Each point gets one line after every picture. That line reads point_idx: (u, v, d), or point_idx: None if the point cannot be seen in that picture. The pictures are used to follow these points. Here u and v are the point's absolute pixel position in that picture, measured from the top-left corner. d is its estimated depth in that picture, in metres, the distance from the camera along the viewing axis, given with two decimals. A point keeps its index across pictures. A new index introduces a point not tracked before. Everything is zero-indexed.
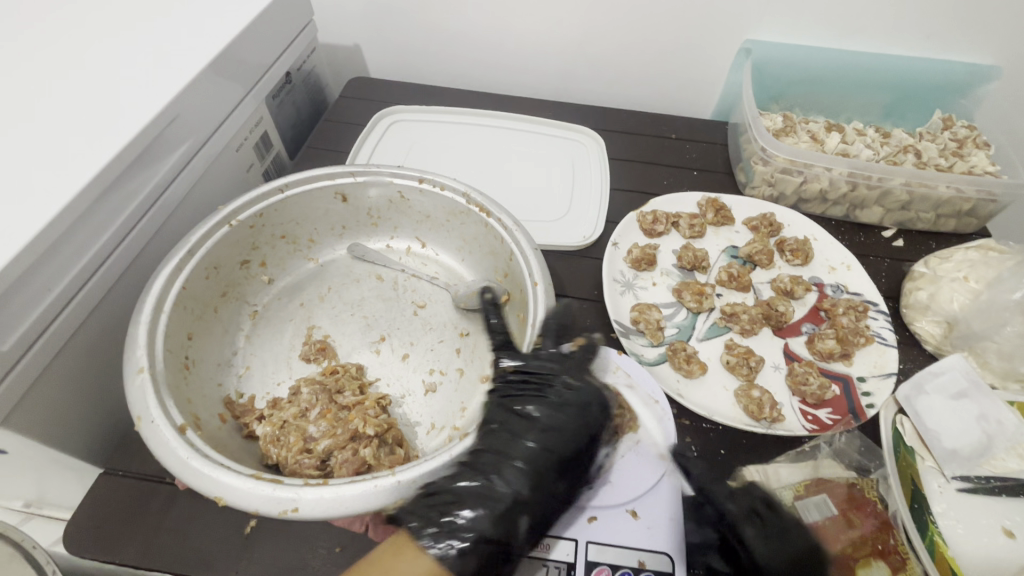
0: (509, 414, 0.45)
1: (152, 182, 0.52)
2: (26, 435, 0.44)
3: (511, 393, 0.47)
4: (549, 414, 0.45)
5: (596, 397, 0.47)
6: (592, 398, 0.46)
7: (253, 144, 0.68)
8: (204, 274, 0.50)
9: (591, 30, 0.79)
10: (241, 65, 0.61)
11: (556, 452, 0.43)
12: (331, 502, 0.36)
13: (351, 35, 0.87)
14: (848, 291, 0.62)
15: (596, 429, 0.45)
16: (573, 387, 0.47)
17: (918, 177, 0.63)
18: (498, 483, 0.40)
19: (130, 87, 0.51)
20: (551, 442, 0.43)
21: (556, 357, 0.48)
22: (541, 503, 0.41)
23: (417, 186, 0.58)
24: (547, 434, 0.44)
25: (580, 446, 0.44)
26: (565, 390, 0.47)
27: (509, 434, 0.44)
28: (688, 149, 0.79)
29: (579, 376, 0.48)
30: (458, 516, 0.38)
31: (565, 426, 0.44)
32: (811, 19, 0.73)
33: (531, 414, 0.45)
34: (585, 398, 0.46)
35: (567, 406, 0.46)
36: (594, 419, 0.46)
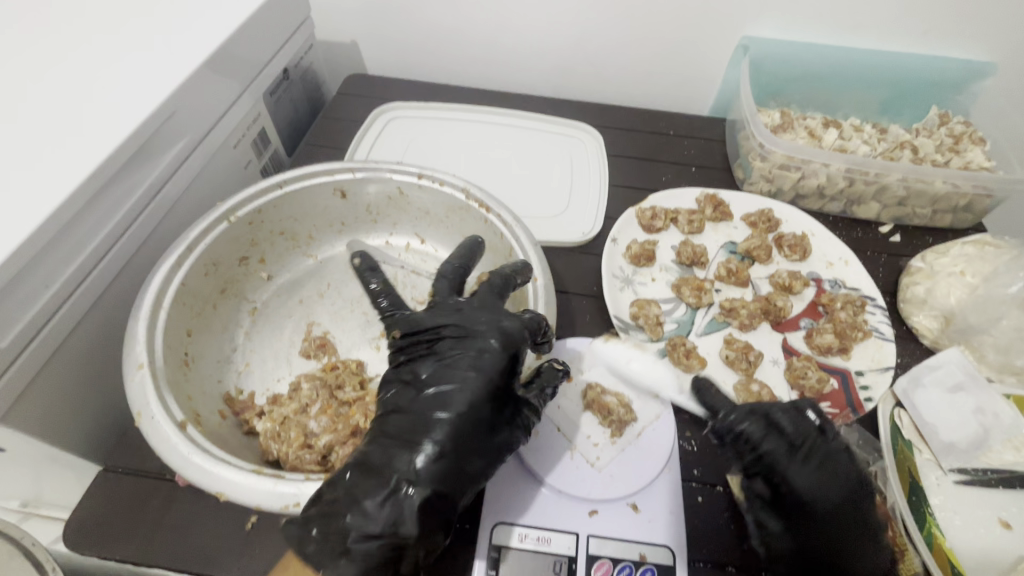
0: (405, 381, 0.42)
1: (150, 179, 0.51)
2: (24, 432, 0.44)
3: (417, 351, 0.43)
4: (451, 365, 0.40)
5: (495, 349, 0.41)
6: (477, 342, 0.41)
7: (251, 141, 0.68)
8: (203, 271, 0.50)
9: (590, 27, 0.79)
10: (239, 61, 0.61)
11: (450, 419, 0.38)
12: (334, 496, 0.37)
13: (349, 32, 0.86)
14: (845, 286, 0.62)
15: (491, 372, 0.40)
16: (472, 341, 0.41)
17: (915, 173, 0.64)
18: (406, 444, 0.38)
19: (127, 83, 0.51)
20: (462, 392, 0.39)
21: (449, 311, 0.44)
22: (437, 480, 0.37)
23: (416, 182, 0.58)
24: (441, 400, 0.39)
25: (477, 409, 0.39)
26: (470, 334, 0.42)
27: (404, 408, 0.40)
28: (686, 145, 0.79)
29: (476, 321, 0.42)
30: (383, 478, 0.37)
31: (450, 380, 0.40)
32: (808, 16, 0.74)
33: (420, 375, 0.41)
34: (484, 352, 0.41)
35: (462, 364, 0.40)
36: (489, 364, 0.40)
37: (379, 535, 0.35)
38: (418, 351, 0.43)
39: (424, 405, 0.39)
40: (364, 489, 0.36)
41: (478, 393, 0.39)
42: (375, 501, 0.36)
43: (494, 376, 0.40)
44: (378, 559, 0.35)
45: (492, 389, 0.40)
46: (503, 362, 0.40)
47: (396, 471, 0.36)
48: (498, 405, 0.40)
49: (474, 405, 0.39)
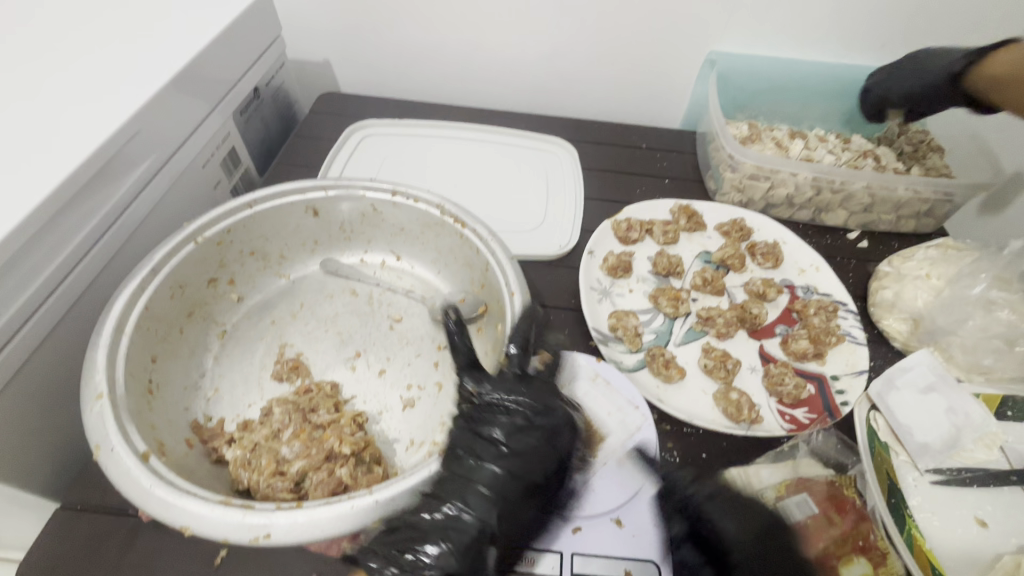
0: (476, 434, 0.41)
1: (112, 199, 0.50)
2: None
3: (493, 416, 0.42)
4: (542, 431, 0.42)
5: (565, 419, 0.43)
6: (559, 422, 0.42)
7: (220, 160, 0.66)
8: (169, 293, 0.48)
9: (561, 45, 0.80)
10: (206, 80, 0.60)
11: (524, 480, 0.40)
12: (306, 526, 0.34)
13: (321, 51, 0.86)
14: (818, 291, 0.63)
15: (564, 445, 0.42)
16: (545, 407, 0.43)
17: (879, 181, 0.65)
18: (495, 506, 0.38)
19: (89, 103, 0.50)
20: (553, 459, 0.41)
21: (521, 378, 0.44)
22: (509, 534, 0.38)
23: (390, 199, 0.57)
24: (517, 460, 0.40)
25: (548, 472, 0.41)
26: (538, 398, 0.43)
27: (474, 459, 0.40)
28: (659, 158, 0.80)
29: (549, 393, 0.44)
30: (480, 535, 0.37)
31: (530, 446, 0.41)
32: (771, 33, 0.76)
33: (497, 433, 0.41)
34: (557, 420, 0.42)
35: (537, 427, 0.42)
36: (563, 437, 0.43)
37: None
38: (495, 420, 0.41)
39: (517, 466, 0.40)
40: (469, 548, 0.36)
41: (562, 462, 0.42)
42: (483, 555, 0.37)
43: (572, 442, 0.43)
44: None
45: (557, 454, 0.42)
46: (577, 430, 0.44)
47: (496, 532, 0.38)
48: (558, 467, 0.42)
49: (550, 472, 0.41)
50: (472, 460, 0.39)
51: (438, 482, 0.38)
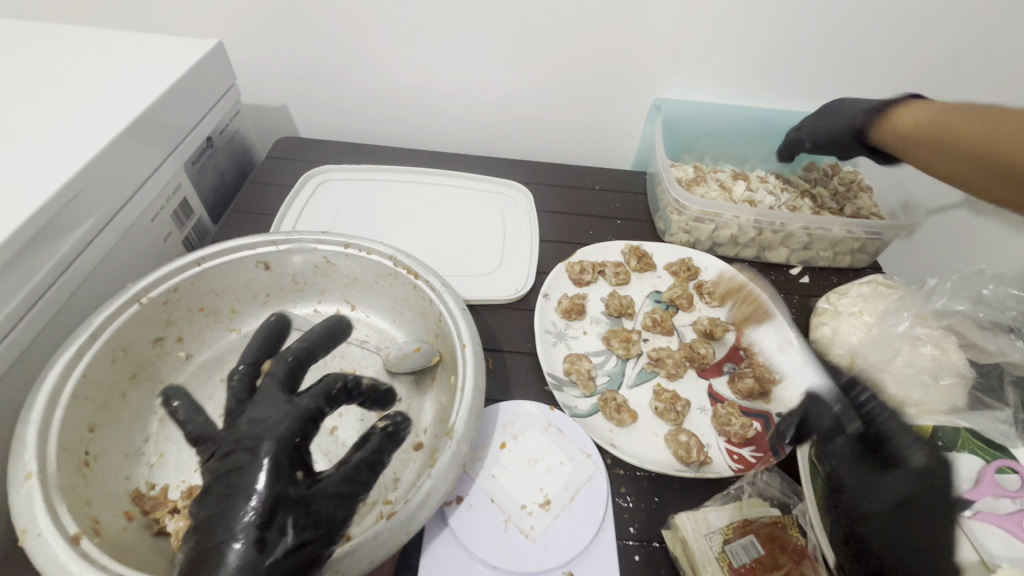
0: (217, 467, 0.37)
1: (53, 260, 0.48)
2: None
3: (223, 441, 0.39)
4: (244, 444, 0.37)
5: (255, 429, 0.38)
6: (255, 425, 0.38)
7: (171, 212, 0.65)
8: (110, 357, 0.47)
9: (515, 91, 0.83)
10: (156, 131, 0.59)
11: (252, 489, 0.35)
12: None
13: (278, 96, 0.87)
14: (763, 328, 0.66)
15: (274, 448, 0.37)
16: (247, 423, 0.38)
17: (815, 222, 0.69)
18: (239, 511, 0.34)
19: (29, 164, 0.49)
20: (258, 463, 0.36)
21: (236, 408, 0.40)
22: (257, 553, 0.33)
23: (342, 251, 0.57)
24: (239, 477, 0.35)
25: (271, 479, 0.35)
26: (244, 418, 0.39)
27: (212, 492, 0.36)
28: (612, 200, 0.83)
29: (251, 410, 0.39)
30: (216, 541, 0.33)
31: (240, 462, 0.36)
32: (711, 81, 0.81)
33: (227, 457, 0.37)
34: (246, 433, 0.37)
35: (243, 442, 0.37)
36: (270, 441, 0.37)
37: None
38: (222, 442, 0.38)
39: (248, 464, 0.36)
40: (215, 560, 0.33)
41: (273, 460, 0.36)
42: (223, 559, 0.32)
43: (277, 445, 0.37)
44: None
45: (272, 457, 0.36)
46: (288, 434, 0.37)
47: (237, 539, 0.33)
48: (285, 472, 0.36)
49: (274, 477, 0.35)
50: (206, 481, 0.37)
51: (193, 508, 0.36)
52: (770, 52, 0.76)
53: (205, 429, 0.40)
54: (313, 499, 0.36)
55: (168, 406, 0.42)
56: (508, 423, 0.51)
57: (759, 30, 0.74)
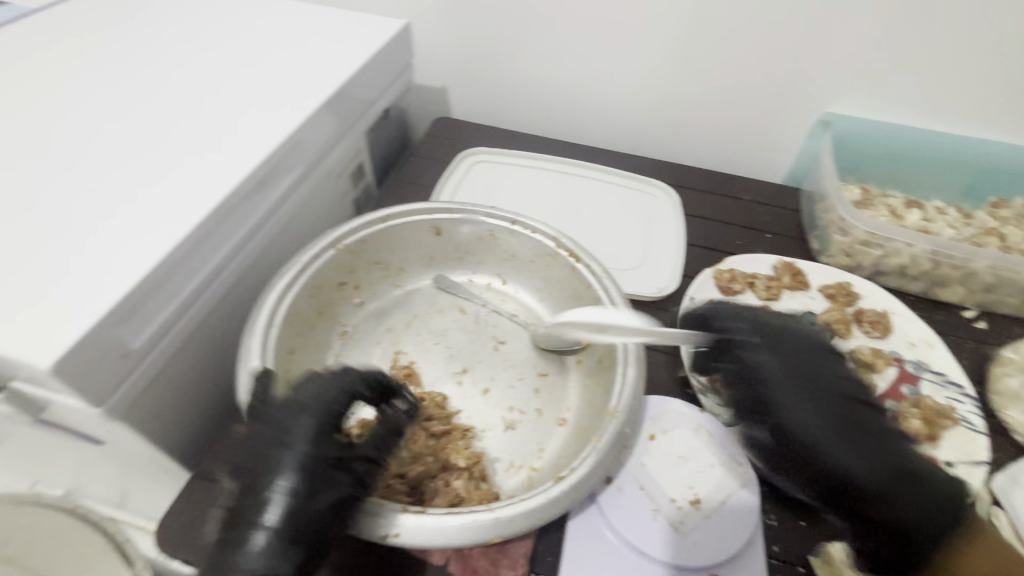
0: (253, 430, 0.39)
1: (271, 200, 0.55)
2: (143, 435, 0.46)
3: (264, 411, 0.40)
4: (293, 413, 0.40)
5: (307, 404, 0.40)
6: (305, 398, 0.41)
7: (350, 173, 0.72)
8: (309, 293, 0.53)
9: (673, 91, 0.82)
10: (352, 100, 0.66)
11: (303, 455, 0.37)
12: (432, 531, 0.37)
13: (441, 78, 0.93)
14: (929, 369, 0.61)
15: (320, 420, 0.40)
16: (292, 396, 0.41)
17: (1006, 262, 0.63)
18: (286, 469, 0.37)
19: (262, 119, 0.56)
20: (305, 428, 0.39)
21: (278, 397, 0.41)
22: (306, 504, 0.36)
23: (508, 227, 0.60)
24: (288, 442, 0.38)
25: (321, 446, 0.38)
26: (290, 393, 0.41)
27: (258, 453, 0.38)
28: (761, 212, 0.80)
29: (291, 388, 0.42)
30: (262, 495, 0.36)
31: (284, 427, 0.39)
32: (892, 99, 0.75)
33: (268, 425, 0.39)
34: (298, 406, 0.40)
35: (294, 412, 0.40)
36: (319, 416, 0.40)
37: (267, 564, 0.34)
38: (259, 414, 0.40)
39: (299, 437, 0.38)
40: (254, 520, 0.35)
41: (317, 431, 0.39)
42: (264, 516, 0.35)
43: (323, 416, 0.40)
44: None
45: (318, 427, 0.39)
46: (329, 408, 0.41)
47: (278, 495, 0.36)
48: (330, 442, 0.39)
49: (321, 445, 0.38)
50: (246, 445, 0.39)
51: (239, 465, 0.38)
52: (972, 74, 0.70)
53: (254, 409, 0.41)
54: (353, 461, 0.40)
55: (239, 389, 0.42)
56: (657, 416, 0.51)
57: (962, 48, 0.68)
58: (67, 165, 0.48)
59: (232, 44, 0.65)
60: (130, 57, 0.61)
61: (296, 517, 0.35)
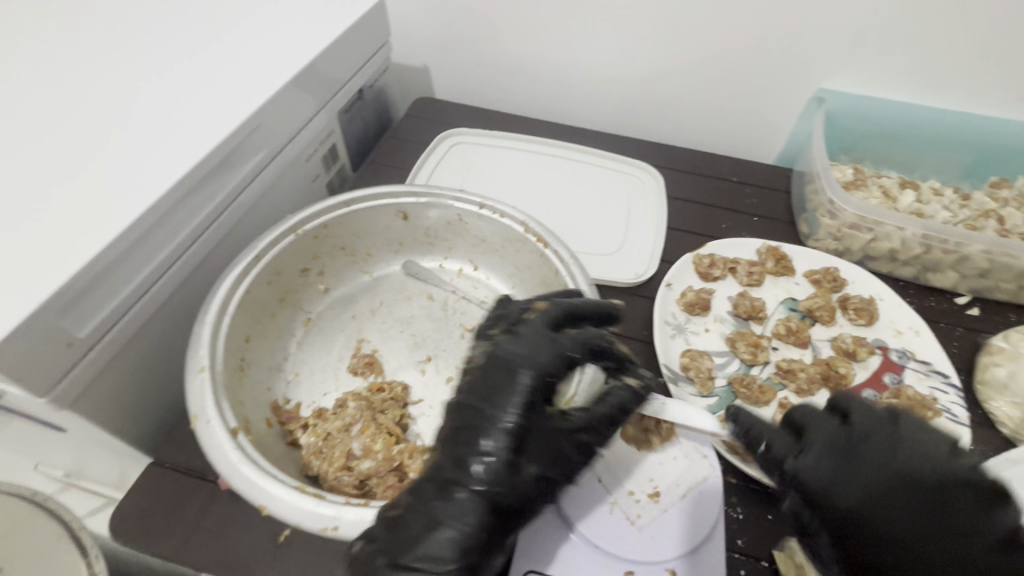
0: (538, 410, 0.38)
1: (230, 185, 0.54)
2: (97, 424, 0.46)
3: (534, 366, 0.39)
4: (543, 381, 0.38)
5: (547, 364, 0.39)
6: (534, 372, 0.38)
7: (321, 155, 0.70)
8: (267, 280, 0.52)
9: (658, 69, 0.79)
10: (320, 79, 0.64)
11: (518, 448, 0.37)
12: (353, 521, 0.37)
13: (422, 57, 0.90)
14: (915, 358, 0.58)
15: (546, 384, 0.38)
16: (523, 352, 0.39)
17: (1000, 246, 0.60)
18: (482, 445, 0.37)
19: (219, 98, 0.54)
20: (513, 397, 0.38)
21: (541, 343, 0.40)
22: (504, 504, 0.36)
23: (476, 212, 0.58)
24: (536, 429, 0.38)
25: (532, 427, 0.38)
26: (517, 375, 0.38)
27: (487, 420, 0.38)
28: (748, 194, 0.77)
29: (526, 348, 0.40)
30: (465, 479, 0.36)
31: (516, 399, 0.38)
32: (892, 72, 0.71)
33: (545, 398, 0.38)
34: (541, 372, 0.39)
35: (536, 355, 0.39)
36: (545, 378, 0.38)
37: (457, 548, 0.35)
38: (491, 386, 0.38)
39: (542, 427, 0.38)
40: (453, 503, 0.36)
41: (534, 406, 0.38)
42: (464, 510, 0.36)
43: (537, 379, 0.38)
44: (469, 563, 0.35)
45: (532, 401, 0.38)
46: (545, 371, 0.39)
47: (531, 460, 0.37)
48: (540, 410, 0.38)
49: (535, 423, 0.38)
50: (462, 401, 0.39)
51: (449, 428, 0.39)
52: (973, 45, 0.66)
53: (479, 386, 0.39)
54: (554, 436, 0.39)
55: (506, 343, 0.40)
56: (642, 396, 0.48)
57: (963, 18, 0.64)
58: (13, 145, 0.47)
59: (194, 16, 0.63)
60: (87, 33, 0.58)
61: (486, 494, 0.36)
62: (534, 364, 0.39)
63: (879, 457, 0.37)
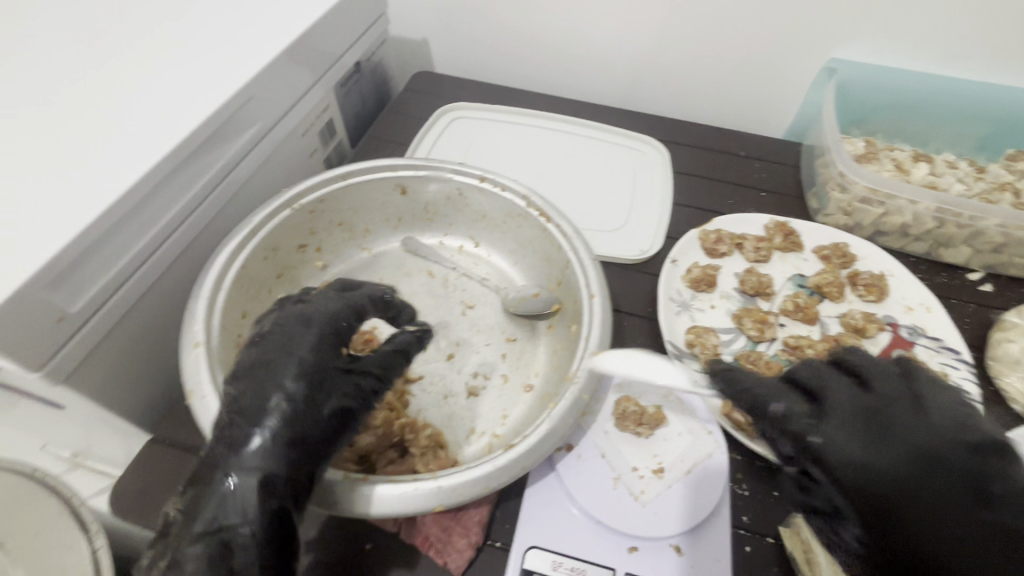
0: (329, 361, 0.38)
1: (223, 158, 0.53)
2: (93, 401, 0.45)
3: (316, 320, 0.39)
4: (331, 336, 0.39)
5: (330, 317, 0.40)
6: (316, 324, 0.39)
7: (318, 130, 0.68)
8: (263, 255, 0.51)
9: (665, 39, 0.77)
10: (315, 49, 0.62)
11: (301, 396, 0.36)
12: (365, 497, 0.36)
13: (421, 29, 0.88)
14: (926, 334, 0.57)
15: (327, 336, 0.39)
16: (307, 309, 0.40)
17: (1017, 219, 0.58)
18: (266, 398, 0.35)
19: (209, 68, 0.52)
20: (295, 348, 0.37)
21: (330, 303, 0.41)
22: (295, 460, 0.35)
23: (477, 185, 0.57)
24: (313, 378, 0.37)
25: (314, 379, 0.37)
26: (302, 330, 0.38)
27: (263, 373, 0.36)
28: (756, 169, 0.75)
29: (317, 309, 0.40)
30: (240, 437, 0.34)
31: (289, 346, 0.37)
32: (908, 39, 0.69)
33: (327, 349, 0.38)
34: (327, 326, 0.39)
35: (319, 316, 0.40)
36: (327, 331, 0.39)
37: (250, 515, 0.33)
38: (270, 342, 0.38)
39: (330, 394, 0.37)
40: (233, 463, 0.34)
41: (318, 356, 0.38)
42: (245, 469, 0.33)
43: (323, 332, 0.39)
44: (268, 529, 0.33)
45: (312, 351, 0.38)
46: (333, 326, 0.40)
47: (328, 407, 0.36)
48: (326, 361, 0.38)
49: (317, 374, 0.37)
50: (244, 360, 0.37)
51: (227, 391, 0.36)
52: (994, 10, 0.64)
53: (259, 345, 0.38)
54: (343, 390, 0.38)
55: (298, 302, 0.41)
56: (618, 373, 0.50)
57: None
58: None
59: None
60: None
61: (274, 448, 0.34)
62: (321, 319, 0.40)
63: (918, 423, 0.33)
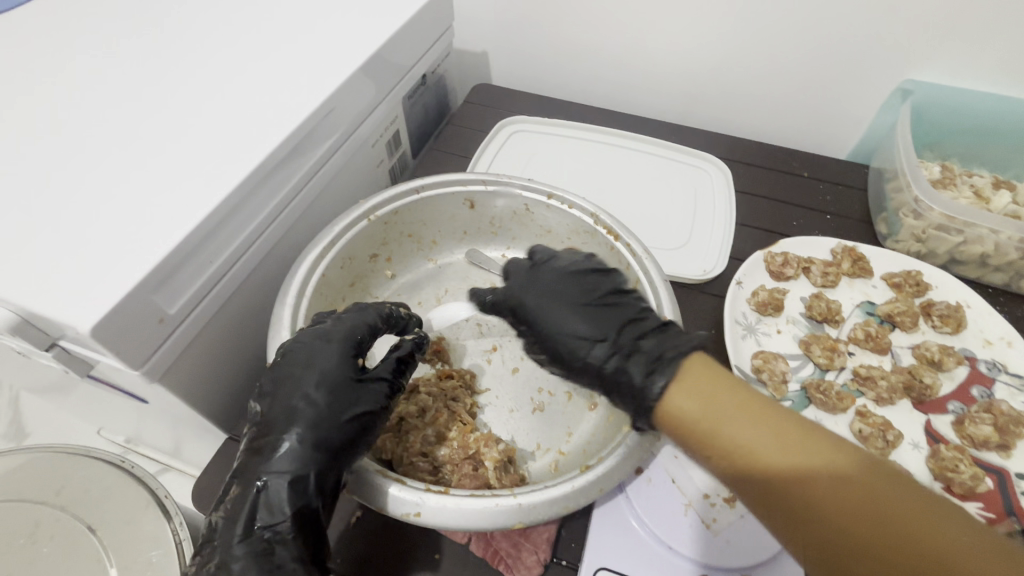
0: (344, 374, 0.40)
1: (304, 168, 0.55)
2: (182, 398, 0.48)
3: (333, 335, 0.42)
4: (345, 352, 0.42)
5: (343, 335, 0.42)
6: (330, 341, 0.41)
7: (386, 141, 0.70)
8: (340, 264, 0.53)
9: (730, 57, 0.76)
10: (389, 63, 0.63)
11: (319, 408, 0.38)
12: (453, 512, 0.37)
13: (481, 42, 0.89)
14: (1007, 370, 0.55)
15: (340, 351, 0.41)
16: (323, 328, 0.42)
17: None
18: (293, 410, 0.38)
19: (295, 82, 0.55)
20: (314, 364, 0.40)
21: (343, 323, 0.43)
22: (317, 466, 0.37)
23: (544, 202, 0.57)
24: (332, 392, 0.39)
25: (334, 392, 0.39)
26: (321, 347, 0.41)
27: (289, 386, 0.39)
28: (821, 190, 0.74)
29: (332, 329, 0.43)
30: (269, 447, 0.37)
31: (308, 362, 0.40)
32: (990, 62, 0.66)
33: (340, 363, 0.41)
34: (340, 339, 0.42)
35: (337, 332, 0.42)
36: (343, 347, 0.42)
37: (286, 517, 0.36)
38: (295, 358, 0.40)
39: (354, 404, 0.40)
40: (267, 470, 0.37)
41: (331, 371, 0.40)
42: (278, 478, 0.36)
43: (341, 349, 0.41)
44: (298, 528, 0.36)
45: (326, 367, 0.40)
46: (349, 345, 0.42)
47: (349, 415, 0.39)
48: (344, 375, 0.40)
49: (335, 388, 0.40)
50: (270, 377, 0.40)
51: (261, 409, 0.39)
52: None
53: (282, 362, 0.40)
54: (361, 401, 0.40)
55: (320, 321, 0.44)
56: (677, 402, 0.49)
57: None
58: (106, 128, 0.48)
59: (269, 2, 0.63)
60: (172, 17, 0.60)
61: (301, 457, 0.37)
62: (336, 336, 0.42)
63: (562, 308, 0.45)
